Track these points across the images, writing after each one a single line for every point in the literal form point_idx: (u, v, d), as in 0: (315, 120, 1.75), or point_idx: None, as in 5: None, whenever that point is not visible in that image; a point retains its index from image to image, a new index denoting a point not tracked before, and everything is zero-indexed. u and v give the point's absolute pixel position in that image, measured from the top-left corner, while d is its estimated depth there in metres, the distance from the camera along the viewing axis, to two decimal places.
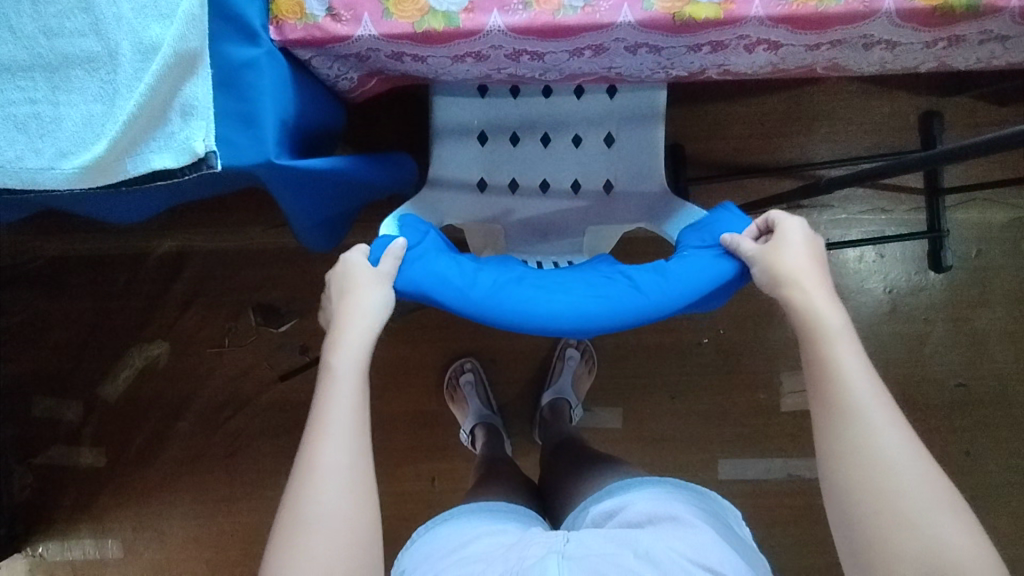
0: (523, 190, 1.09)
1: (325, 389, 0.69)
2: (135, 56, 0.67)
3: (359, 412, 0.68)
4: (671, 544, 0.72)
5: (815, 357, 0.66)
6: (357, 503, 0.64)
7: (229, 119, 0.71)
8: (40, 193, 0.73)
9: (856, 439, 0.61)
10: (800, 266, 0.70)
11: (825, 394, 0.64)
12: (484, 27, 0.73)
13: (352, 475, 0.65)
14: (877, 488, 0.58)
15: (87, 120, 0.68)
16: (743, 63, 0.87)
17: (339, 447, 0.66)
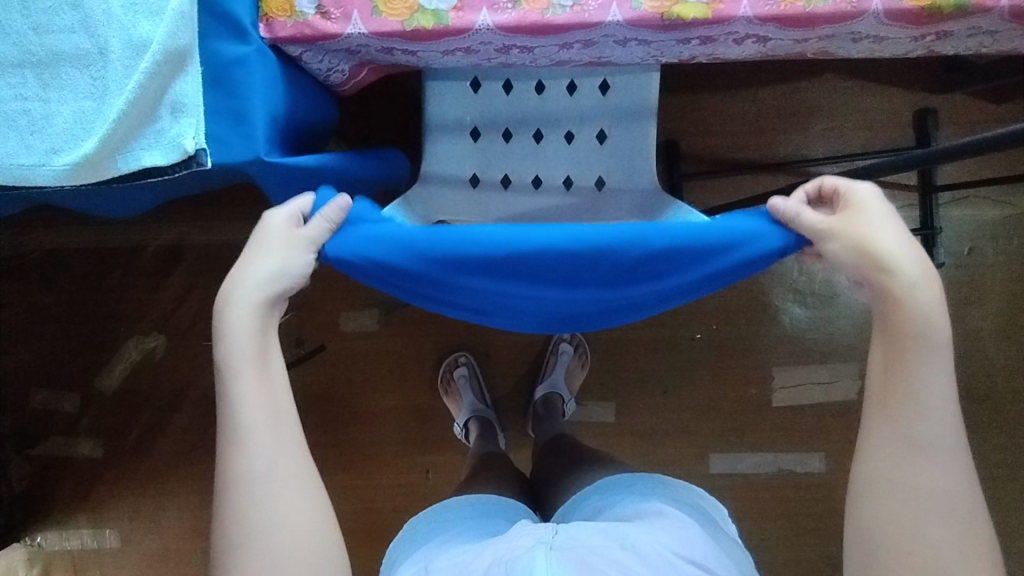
0: (515, 186, 1.10)
1: (225, 390, 0.68)
2: (125, 53, 0.67)
3: (266, 401, 0.68)
4: (658, 539, 0.73)
5: (904, 371, 0.62)
6: (286, 493, 0.65)
7: (219, 117, 0.71)
8: (31, 189, 0.74)
9: (918, 472, 0.61)
10: (897, 254, 0.64)
11: (896, 414, 0.62)
12: (474, 25, 0.73)
13: (272, 467, 0.66)
14: (927, 524, 0.59)
15: (78, 117, 0.68)
16: (732, 53, 0.87)
17: (253, 448, 0.66)
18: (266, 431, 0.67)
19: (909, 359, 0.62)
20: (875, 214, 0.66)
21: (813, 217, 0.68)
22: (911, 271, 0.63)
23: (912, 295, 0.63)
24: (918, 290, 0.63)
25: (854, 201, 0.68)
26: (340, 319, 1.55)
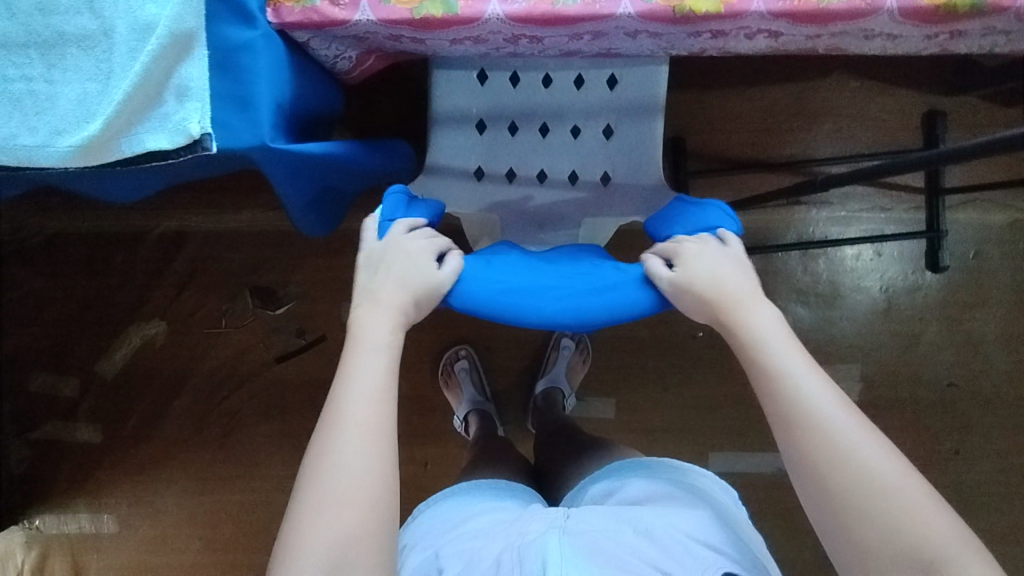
0: (520, 180, 1.09)
1: (357, 355, 0.69)
2: (131, 35, 0.67)
3: (388, 375, 0.69)
4: (675, 524, 0.74)
5: (757, 370, 0.66)
6: (379, 459, 0.64)
7: (223, 101, 0.70)
8: (36, 170, 0.73)
9: (818, 457, 0.60)
10: (724, 272, 0.70)
11: (780, 418, 0.63)
12: (483, 15, 0.72)
13: (380, 433, 0.65)
14: (854, 505, 0.57)
15: (83, 98, 0.68)
16: (743, 47, 0.86)
17: (366, 407, 0.66)
18: (384, 398, 0.67)
19: (762, 363, 0.66)
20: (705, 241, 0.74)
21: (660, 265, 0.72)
22: (734, 285, 0.70)
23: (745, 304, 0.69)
24: (739, 293, 0.70)
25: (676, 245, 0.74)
26: (342, 310, 1.55)
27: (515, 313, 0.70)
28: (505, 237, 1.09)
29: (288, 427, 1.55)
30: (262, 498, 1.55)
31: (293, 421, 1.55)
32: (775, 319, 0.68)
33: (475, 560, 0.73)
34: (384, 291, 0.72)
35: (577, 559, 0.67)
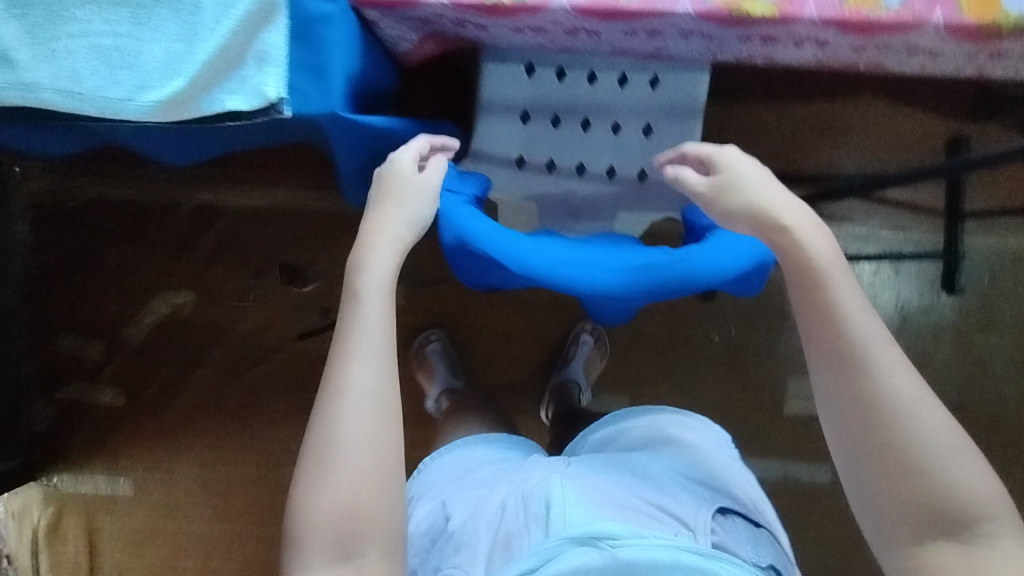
0: (559, 171, 1.13)
1: (355, 308, 0.72)
2: (219, 0, 0.70)
3: (387, 327, 0.72)
4: (669, 463, 0.85)
5: (814, 304, 0.69)
6: (380, 425, 0.68)
7: (301, 70, 0.74)
8: (113, 124, 0.76)
9: (874, 402, 0.65)
10: (771, 191, 0.72)
11: (838, 359, 0.67)
12: (548, 5, 0.76)
13: (380, 397, 0.69)
14: (898, 449, 0.63)
15: (168, 57, 0.71)
16: (789, 55, 0.90)
17: (364, 372, 0.69)
18: (381, 360, 0.70)
19: (827, 303, 0.68)
20: (739, 151, 0.76)
21: (689, 172, 0.76)
22: (782, 202, 0.72)
23: (792, 224, 0.71)
24: (789, 217, 0.71)
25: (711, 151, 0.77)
26: None
27: (570, 283, 0.71)
28: (542, 222, 1.14)
29: (306, 404, 1.58)
30: (276, 471, 1.57)
31: (312, 398, 1.57)
32: (830, 245, 0.70)
33: (480, 506, 0.81)
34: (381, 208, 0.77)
35: (578, 501, 0.74)
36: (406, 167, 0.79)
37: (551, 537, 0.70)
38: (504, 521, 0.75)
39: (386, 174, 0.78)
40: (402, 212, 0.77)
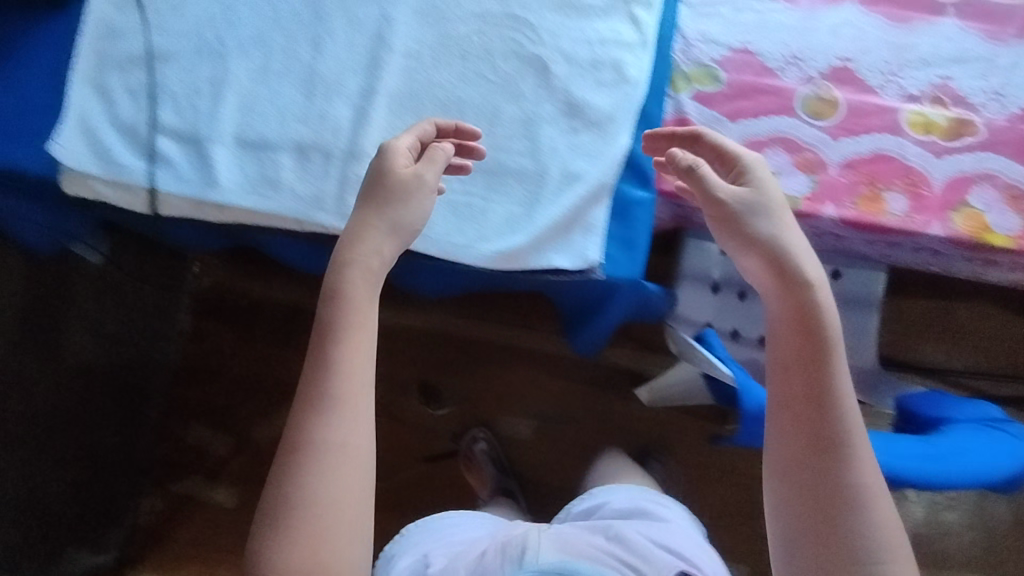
0: (742, 340, 1.22)
1: (327, 349, 0.64)
2: (562, 179, 0.83)
3: (354, 365, 0.64)
4: (636, 528, 0.90)
5: (818, 380, 0.64)
6: (348, 481, 0.62)
7: (613, 241, 0.83)
8: (435, 265, 0.85)
9: (832, 470, 0.62)
10: (798, 235, 0.68)
11: (811, 424, 0.63)
12: (819, 214, 0.88)
13: (356, 453, 0.62)
14: (835, 514, 0.61)
15: (509, 217, 0.82)
16: (994, 275, 1.00)
17: (336, 425, 0.62)
18: (356, 413, 0.63)
19: (817, 370, 0.64)
20: (767, 172, 0.72)
21: (714, 175, 0.71)
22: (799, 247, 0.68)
23: (815, 275, 0.66)
24: (810, 268, 0.66)
25: (742, 163, 0.72)
26: (499, 421, 1.61)
27: None
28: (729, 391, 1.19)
29: None
30: None
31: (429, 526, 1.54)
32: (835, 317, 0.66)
33: (454, 556, 0.87)
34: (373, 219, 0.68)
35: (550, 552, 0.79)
36: (398, 162, 0.71)
37: (525, 568, 0.78)
38: (483, 562, 0.83)
39: (378, 170, 0.70)
40: (392, 215, 0.69)
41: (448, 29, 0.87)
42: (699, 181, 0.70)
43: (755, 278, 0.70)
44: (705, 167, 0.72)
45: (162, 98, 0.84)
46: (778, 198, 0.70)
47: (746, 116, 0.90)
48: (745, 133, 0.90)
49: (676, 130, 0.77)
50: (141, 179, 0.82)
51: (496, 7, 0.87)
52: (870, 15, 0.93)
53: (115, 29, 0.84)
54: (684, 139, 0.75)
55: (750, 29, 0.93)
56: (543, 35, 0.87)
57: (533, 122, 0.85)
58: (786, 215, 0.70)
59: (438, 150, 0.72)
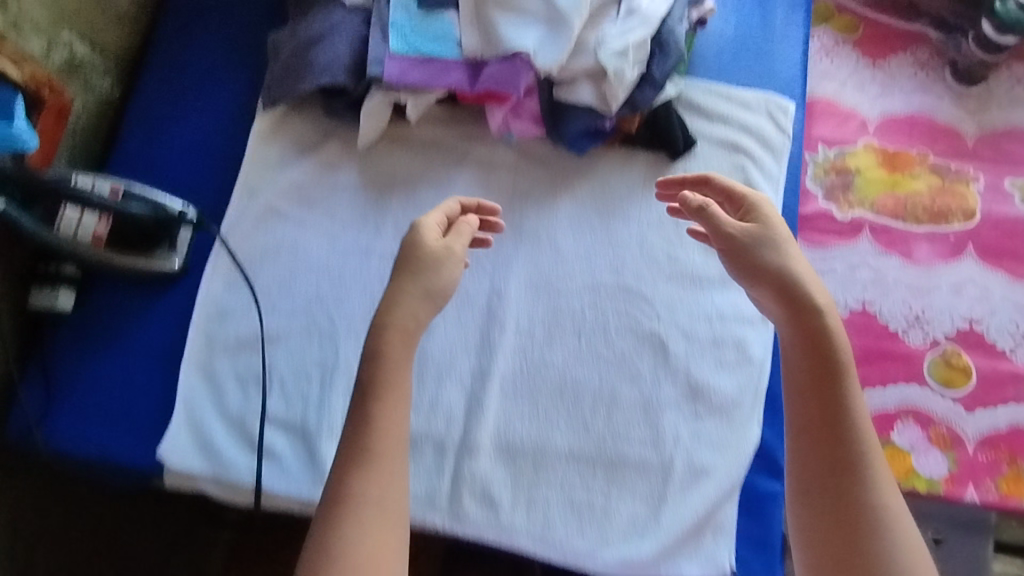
0: None
1: (371, 404, 0.58)
2: (687, 473, 0.78)
3: (401, 418, 0.58)
4: None
5: (833, 411, 0.59)
6: (384, 536, 0.54)
7: (747, 544, 0.76)
8: (551, 565, 0.78)
9: (855, 500, 0.56)
10: (807, 260, 0.64)
11: (828, 453, 0.58)
12: (961, 499, 0.81)
13: (386, 510, 0.55)
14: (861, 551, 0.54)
15: (632, 518, 0.76)
16: None
17: (373, 482, 0.55)
18: (392, 470, 0.56)
19: (832, 398, 0.59)
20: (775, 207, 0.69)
21: (721, 211, 0.68)
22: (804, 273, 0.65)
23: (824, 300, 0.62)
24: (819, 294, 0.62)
25: (748, 198, 0.70)
26: None
27: None
28: None
29: None
30: None
31: None
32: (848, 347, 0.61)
33: None
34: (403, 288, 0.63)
35: None
36: (431, 231, 0.67)
37: None
38: None
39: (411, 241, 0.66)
40: (425, 282, 0.64)
41: (561, 303, 0.85)
42: (710, 220, 0.67)
43: (766, 308, 0.66)
44: (715, 206, 0.69)
45: (270, 384, 0.81)
46: (785, 226, 0.67)
47: (874, 384, 0.85)
48: (874, 403, 0.84)
49: (687, 177, 0.76)
50: (246, 476, 0.78)
51: (608, 278, 0.85)
52: (993, 272, 0.89)
53: (225, 311, 0.84)
54: (695, 185, 0.74)
55: (868, 286, 0.89)
56: (659, 309, 0.84)
57: (654, 406, 0.80)
58: (793, 241, 0.66)
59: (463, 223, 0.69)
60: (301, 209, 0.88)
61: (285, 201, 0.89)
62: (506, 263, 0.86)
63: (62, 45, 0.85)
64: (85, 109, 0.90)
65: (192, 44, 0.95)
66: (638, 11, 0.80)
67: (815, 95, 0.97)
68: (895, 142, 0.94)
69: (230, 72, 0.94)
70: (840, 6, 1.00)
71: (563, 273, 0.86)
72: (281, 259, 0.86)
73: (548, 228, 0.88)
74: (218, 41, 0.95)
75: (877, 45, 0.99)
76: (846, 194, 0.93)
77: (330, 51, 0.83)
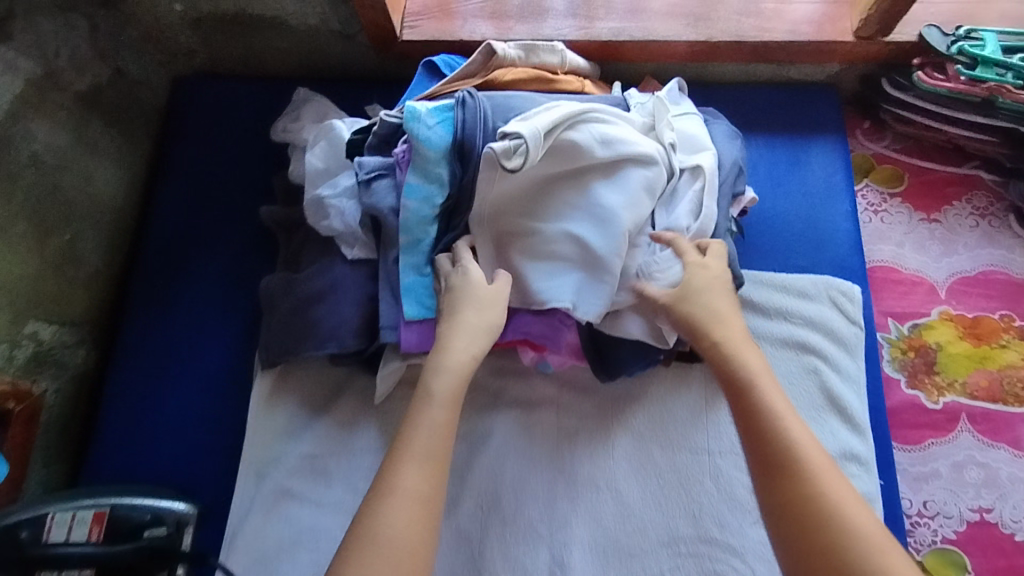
0: None
1: (423, 407, 0.59)
2: None
3: (447, 433, 0.58)
4: None
5: (749, 415, 0.58)
6: (417, 526, 0.52)
7: None
8: None
9: (790, 500, 0.53)
10: (715, 294, 0.66)
11: (756, 450, 0.57)
12: None
13: (422, 503, 0.54)
14: (807, 548, 0.51)
15: None
16: None
17: (413, 473, 0.55)
18: (439, 470, 0.56)
19: (745, 400, 0.60)
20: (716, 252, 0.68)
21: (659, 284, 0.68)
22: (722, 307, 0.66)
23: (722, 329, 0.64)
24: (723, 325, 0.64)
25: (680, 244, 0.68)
26: None
27: None
28: None
29: None
30: None
31: None
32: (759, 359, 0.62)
33: None
34: (463, 317, 0.63)
35: None
36: (480, 279, 0.65)
37: None
38: None
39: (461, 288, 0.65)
40: (486, 319, 0.63)
41: (636, 569, 0.71)
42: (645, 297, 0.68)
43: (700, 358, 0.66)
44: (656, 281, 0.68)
45: None
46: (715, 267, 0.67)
47: None
48: None
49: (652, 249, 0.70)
50: None
51: (686, 529, 0.73)
52: None
53: None
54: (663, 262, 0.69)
55: (983, 489, 0.77)
56: (752, 563, 0.71)
57: None
58: (718, 282, 0.67)
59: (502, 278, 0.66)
60: (317, 486, 0.76)
61: (297, 479, 0.76)
62: (565, 524, 0.73)
63: (25, 341, 0.74)
64: (58, 397, 0.79)
65: (173, 298, 0.85)
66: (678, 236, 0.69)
67: (873, 262, 0.88)
68: (973, 307, 0.85)
69: (221, 325, 0.83)
70: (878, 155, 0.93)
71: (633, 527, 0.73)
72: (301, 555, 0.73)
73: (606, 473, 0.76)
74: (201, 286, 0.85)
75: (929, 197, 0.90)
76: (931, 376, 0.82)
77: (334, 314, 0.73)
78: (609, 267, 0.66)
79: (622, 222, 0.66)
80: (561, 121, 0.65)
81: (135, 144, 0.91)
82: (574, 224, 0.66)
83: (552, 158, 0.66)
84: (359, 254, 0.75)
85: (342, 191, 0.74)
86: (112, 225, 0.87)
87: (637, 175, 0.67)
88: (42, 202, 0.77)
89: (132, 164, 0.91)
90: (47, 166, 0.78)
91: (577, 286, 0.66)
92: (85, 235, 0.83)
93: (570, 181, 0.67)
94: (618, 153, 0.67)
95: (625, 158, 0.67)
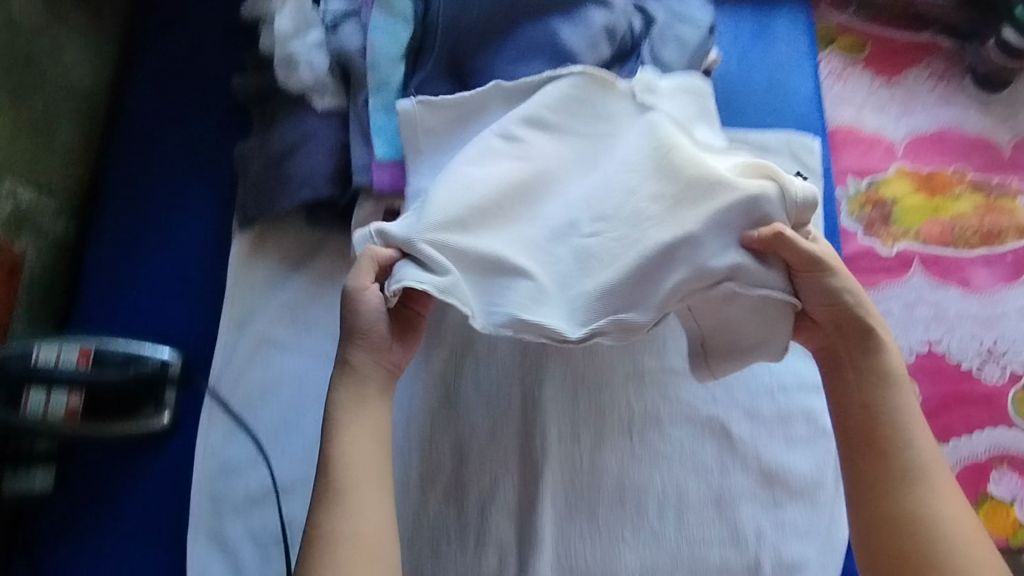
0: None
1: (336, 440, 0.63)
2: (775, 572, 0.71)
3: (370, 456, 0.64)
4: None
5: (886, 413, 0.63)
6: (368, 557, 0.60)
7: None
8: None
9: (906, 499, 0.61)
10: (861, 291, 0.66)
11: (878, 446, 0.63)
12: None
13: (367, 541, 0.61)
14: (904, 539, 0.60)
15: None
16: None
17: (342, 517, 0.61)
18: (365, 500, 0.62)
19: (878, 395, 0.64)
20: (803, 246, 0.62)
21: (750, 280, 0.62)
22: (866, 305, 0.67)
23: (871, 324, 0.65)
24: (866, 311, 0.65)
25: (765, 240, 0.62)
26: None
27: None
28: None
29: None
30: None
31: None
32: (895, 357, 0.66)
33: None
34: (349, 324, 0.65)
35: None
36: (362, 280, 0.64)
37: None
38: None
39: (349, 294, 0.65)
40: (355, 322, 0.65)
41: (604, 401, 0.76)
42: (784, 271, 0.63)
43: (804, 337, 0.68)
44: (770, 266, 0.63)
45: (291, 543, 0.73)
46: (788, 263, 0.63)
47: (959, 432, 0.78)
48: (962, 455, 0.77)
49: (762, 238, 0.62)
50: None
51: (675, 436, 0.74)
52: None
53: (229, 465, 0.75)
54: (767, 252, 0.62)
55: (931, 324, 0.81)
56: (714, 389, 0.76)
57: (726, 498, 0.72)
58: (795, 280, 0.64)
59: (363, 255, 0.64)
60: (297, 335, 0.79)
61: (277, 328, 0.79)
62: (537, 362, 0.77)
63: (5, 198, 0.76)
64: (38, 259, 0.81)
65: (150, 168, 0.86)
66: (636, 231, 0.65)
67: (834, 124, 0.90)
68: (927, 163, 0.88)
69: (198, 195, 0.85)
70: (842, 24, 0.94)
71: (600, 364, 0.77)
72: (284, 397, 0.77)
73: None
74: (177, 155, 0.87)
75: (887, 62, 0.93)
76: (886, 225, 0.85)
77: (307, 164, 0.75)
78: (503, 259, 0.64)
79: (500, 210, 0.66)
80: (461, 118, 0.72)
81: (105, 23, 0.92)
82: (448, 206, 0.64)
83: (433, 149, 0.72)
84: (329, 104, 0.76)
85: (310, 44, 0.76)
86: (86, 101, 0.89)
87: (552, 164, 0.70)
88: (15, 66, 0.78)
89: (103, 42, 0.92)
90: (19, 32, 0.79)
91: (432, 267, 0.62)
92: (60, 107, 0.84)
93: (461, 159, 0.68)
94: (511, 146, 0.69)
95: (511, 166, 0.68)
